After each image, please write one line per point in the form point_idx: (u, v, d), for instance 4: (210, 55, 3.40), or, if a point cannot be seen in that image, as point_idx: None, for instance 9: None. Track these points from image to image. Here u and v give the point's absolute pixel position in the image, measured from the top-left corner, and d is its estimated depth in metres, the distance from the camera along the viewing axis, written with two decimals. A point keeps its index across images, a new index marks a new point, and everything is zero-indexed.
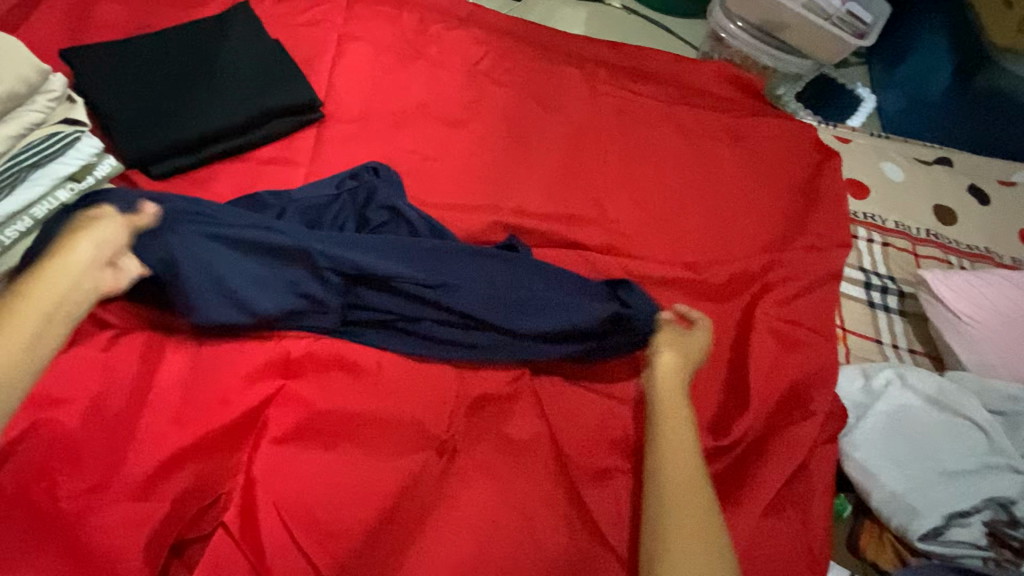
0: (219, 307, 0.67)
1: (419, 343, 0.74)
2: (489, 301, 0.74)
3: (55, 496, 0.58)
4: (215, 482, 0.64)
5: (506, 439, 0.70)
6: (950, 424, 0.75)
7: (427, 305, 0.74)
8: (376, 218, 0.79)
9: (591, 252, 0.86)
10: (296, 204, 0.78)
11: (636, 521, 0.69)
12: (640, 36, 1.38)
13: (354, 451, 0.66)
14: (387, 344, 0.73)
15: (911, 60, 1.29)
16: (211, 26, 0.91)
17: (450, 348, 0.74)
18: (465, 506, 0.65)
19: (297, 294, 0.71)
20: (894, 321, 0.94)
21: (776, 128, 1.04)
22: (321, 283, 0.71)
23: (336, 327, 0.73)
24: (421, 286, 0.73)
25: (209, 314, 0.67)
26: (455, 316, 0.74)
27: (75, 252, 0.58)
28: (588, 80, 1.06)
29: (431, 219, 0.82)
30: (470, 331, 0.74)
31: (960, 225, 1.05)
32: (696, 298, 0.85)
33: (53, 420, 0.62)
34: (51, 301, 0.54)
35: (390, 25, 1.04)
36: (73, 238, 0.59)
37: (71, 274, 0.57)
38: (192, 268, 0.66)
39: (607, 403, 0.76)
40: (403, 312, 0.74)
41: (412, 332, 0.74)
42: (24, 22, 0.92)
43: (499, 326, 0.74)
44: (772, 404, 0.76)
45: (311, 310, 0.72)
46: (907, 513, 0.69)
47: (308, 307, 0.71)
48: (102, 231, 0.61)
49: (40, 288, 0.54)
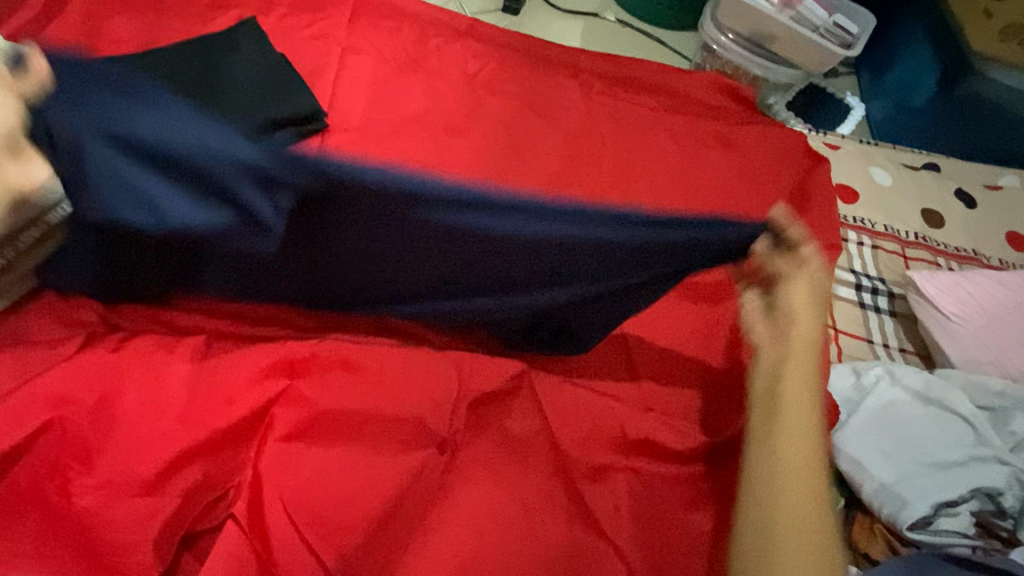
0: (131, 209, 0.61)
1: (418, 306, 0.77)
2: (505, 273, 0.73)
3: (68, 493, 0.61)
4: (221, 478, 0.66)
5: (507, 435, 0.72)
6: (938, 418, 0.77)
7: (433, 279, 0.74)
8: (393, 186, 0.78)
9: None
10: None
11: (633, 515, 0.70)
12: (634, 48, 1.42)
13: (358, 448, 0.68)
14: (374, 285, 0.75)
15: (897, 69, 1.32)
16: (218, 41, 0.94)
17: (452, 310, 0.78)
18: (468, 501, 0.67)
19: (287, 267, 0.71)
20: (884, 321, 0.96)
21: (766, 135, 1.07)
22: (264, 200, 0.61)
23: (324, 296, 0.76)
24: (436, 248, 0.70)
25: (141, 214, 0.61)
26: (463, 289, 0.75)
27: None
28: (582, 90, 1.09)
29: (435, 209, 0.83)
30: (471, 304, 0.76)
31: (948, 228, 1.08)
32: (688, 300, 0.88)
33: (65, 419, 0.64)
34: None
35: (391, 39, 1.08)
36: None
37: None
38: (100, 164, 0.59)
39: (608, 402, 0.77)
40: (390, 263, 0.72)
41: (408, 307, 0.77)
42: (36, 38, 0.95)
43: (509, 300, 0.76)
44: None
45: (301, 282, 0.74)
46: (896, 504, 0.70)
47: (298, 285, 0.74)
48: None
49: None
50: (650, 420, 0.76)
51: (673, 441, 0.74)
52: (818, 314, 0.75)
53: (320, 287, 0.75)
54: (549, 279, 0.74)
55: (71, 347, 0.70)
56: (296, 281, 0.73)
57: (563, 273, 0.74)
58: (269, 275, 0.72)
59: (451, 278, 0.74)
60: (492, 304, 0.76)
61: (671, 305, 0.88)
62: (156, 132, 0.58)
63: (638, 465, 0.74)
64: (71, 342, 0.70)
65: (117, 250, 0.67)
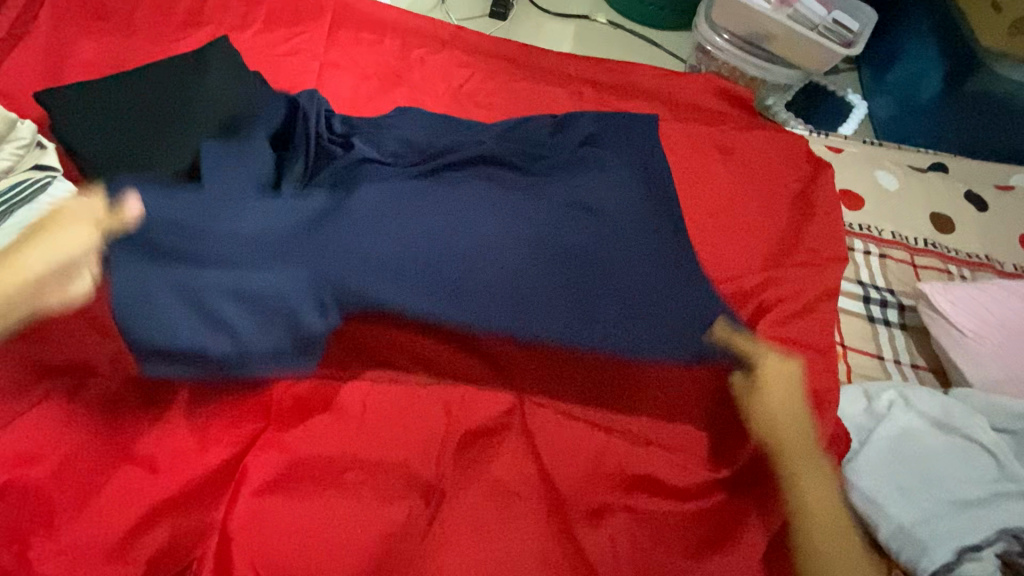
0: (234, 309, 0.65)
1: (437, 246, 0.69)
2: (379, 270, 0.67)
3: (29, 559, 0.58)
4: (187, 545, 0.61)
5: (495, 481, 0.67)
6: (954, 446, 0.73)
7: (483, 181, 0.79)
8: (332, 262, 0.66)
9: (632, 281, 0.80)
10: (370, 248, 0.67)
11: (633, 560, 0.65)
12: (627, 50, 1.37)
13: (337, 499, 0.64)
14: (367, 283, 0.66)
15: (900, 66, 1.29)
16: (186, 62, 0.87)
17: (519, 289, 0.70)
18: (457, 560, 0.62)
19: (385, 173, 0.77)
20: (894, 334, 0.92)
21: (765, 137, 1.02)
22: (366, 278, 0.66)
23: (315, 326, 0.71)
24: (444, 277, 0.68)
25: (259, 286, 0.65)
26: (521, 293, 0.70)
27: (21, 267, 0.59)
28: (574, 98, 1.05)
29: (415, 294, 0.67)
30: (541, 251, 0.72)
31: (959, 233, 1.03)
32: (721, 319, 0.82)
33: (28, 478, 0.62)
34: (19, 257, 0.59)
35: (371, 52, 1.03)
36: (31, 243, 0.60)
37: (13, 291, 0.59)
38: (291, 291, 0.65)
39: (603, 433, 0.72)
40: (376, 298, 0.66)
41: (426, 245, 0.68)
42: (7, 53, 0.92)
43: (540, 230, 0.73)
44: (731, 479, 0.72)
45: (362, 221, 0.68)
46: (914, 549, 0.65)
47: (387, 198, 0.71)
48: (56, 247, 0.61)
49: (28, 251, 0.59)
50: (653, 457, 0.71)
51: (673, 479, 0.71)
52: (789, 378, 0.72)
53: (400, 220, 0.69)
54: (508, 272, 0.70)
55: (32, 399, 0.66)
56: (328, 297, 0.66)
57: (613, 299, 0.72)
58: (306, 240, 0.67)
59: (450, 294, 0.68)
60: (573, 165, 0.85)
61: None
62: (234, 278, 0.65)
63: (638, 504, 0.69)
64: (32, 395, 0.67)
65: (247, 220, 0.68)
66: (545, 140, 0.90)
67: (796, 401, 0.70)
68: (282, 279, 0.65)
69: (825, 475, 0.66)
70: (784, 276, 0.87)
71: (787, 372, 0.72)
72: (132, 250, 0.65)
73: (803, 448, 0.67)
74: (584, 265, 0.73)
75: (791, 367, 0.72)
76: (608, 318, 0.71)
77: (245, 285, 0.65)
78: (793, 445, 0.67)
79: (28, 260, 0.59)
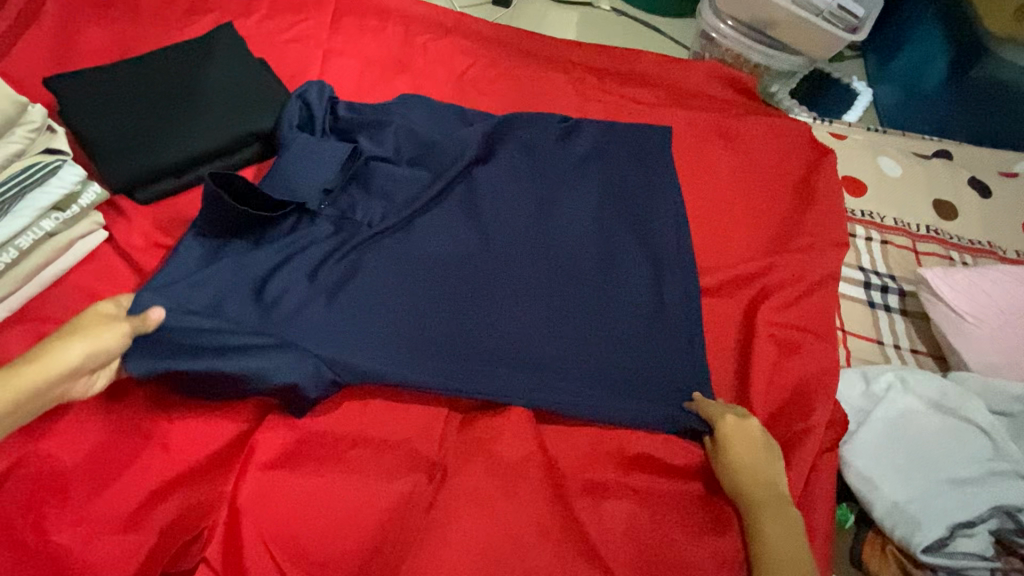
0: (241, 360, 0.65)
1: (440, 324, 0.72)
2: (382, 337, 0.70)
3: (43, 530, 0.60)
4: (196, 517, 0.63)
5: (497, 460, 0.67)
6: (951, 428, 0.74)
7: (475, 221, 0.81)
8: (338, 330, 0.69)
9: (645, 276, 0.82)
10: (372, 314, 0.71)
11: (631, 539, 0.66)
12: (631, 38, 1.37)
13: (341, 475, 0.66)
14: (370, 350, 0.69)
15: (905, 53, 1.28)
16: (192, 48, 0.88)
17: (517, 342, 0.73)
18: (454, 541, 0.61)
19: (394, 172, 0.83)
20: (894, 320, 0.92)
21: (767, 124, 1.02)
22: (365, 360, 0.68)
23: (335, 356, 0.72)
24: (439, 346, 0.71)
25: (255, 361, 0.65)
26: (520, 360, 0.72)
27: (61, 362, 0.57)
28: (577, 84, 1.05)
29: (416, 358, 0.70)
30: (538, 306, 0.76)
31: (961, 220, 1.03)
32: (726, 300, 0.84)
33: (43, 451, 0.63)
34: (48, 363, 0.56)
35: (375, 38, 1.04)
36: (66, 341, 0.58)
37: (39, 390, 0.56)
38: (295, 361, 0.66)
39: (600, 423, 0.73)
40: (374, 371, 0.68)
41: (428, 325, 0.72)
42: (17, 41, 0.93)
43: (537, 297, 0.76)
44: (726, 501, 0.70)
45: (364, 293, 0.73)
46: (909, 526, 0.67)
47: (392, 272, 0.75)
48: (100, 343, 0.60)
49: (58, 353, 0.57)
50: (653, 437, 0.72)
51: (672, 458, 0.72)
52: (754, 436, 0.69)
53: (400, 294, 0.73)
54: (501, 334, 0.73)
55: None
56: (329, 370, 0.67)
57: (606, 352, 0.75)
58: (317, 315, 0.69)
59: (448, 357, 0.71)
60: (568, 182, 0.87)
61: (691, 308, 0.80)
62: (227, 355, 0.65)
63: (638, 482, 0.71)
64: None
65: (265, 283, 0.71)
66: (549, 147, 0.89)
67: (760, 453, 0.68)
68: (299, 365, 0.65)
69: (795, 530, 0.64)
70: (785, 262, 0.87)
71: (754, 428, 0.70)
72: (147, 358, 0.64)
73: (773, 509, 0.65)
74: (574, 317, 0.76)
75: (750, 427, 0.69)
76: (602, 365, 0.74)
77: (242, 360, 0.65)
78: (761, 502, 0.65)
79: (63, 361, 0.57)
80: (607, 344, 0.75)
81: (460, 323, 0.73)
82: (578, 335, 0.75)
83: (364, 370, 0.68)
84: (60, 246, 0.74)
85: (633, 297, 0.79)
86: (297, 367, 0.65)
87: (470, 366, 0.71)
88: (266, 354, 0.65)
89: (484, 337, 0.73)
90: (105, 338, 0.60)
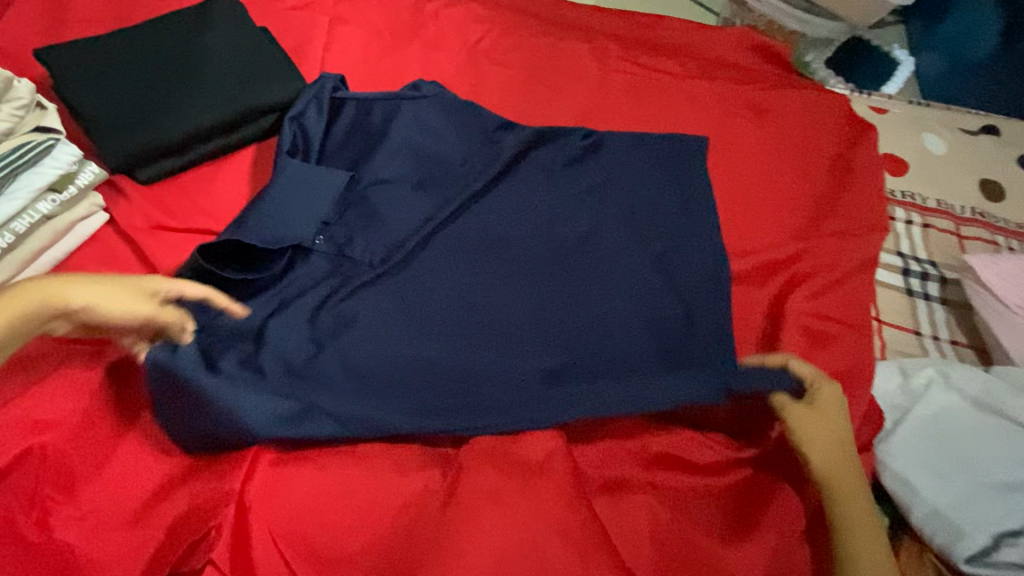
0: (248, 421, 0.61)
1: (449, 372, 0.69)
2: (394, 386, 0.67)
3: (47, 527, 0.58)
4: (202, 517, 0.61)
5: (517, 460, 0.64)
6: (996, 428, 0.70)
7: (485, 247, 0.78)
8: (342, 384, 0.67)
9: (671, 265, 0.78)
10: (381, 363, 0.68)
11: (654, 543, 0.63)
12: (654, 4, 1.29)
13: (354, 470, 0.63)
14: (380, 403, 0.66)
15: (952, 18, 1.19)
16: (193, 16, 0.83)
17: (527, 383, 0.70)
18: (470, 547, 0.58)
19: (399, 200, 0.79)
20: (934, 309, 0.87)
21: (803, 98, 0.96)
22: (380, 413, 0.64)
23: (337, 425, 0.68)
24: (453, 398, 0.67)
25: (255, 424, 0.61)
26: (531, 409, 0.68)
27: (78, 299, 0.57)
28: (598, 55, 0.98)
29: (431, 407, 0.66)
30: (548, 344, 0.72)
31: (1009, 202, 0.96)
32: (754, 289, 0.80)
33: (44, 445, 0.61)
34: (71, 291, 0.57)
35: (383, 4, 0.98)
36: (103, 283, 0.58)
37: (43, 307, 0.55)
38: (310, 423, 0.63)
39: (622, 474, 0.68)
40: (388, 424, 0.64)
41: (442, 376, 0.69)
42: (7, 8, 0.88)
43: (548, 338, 0.72)
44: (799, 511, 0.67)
45: (370, 340, 0.69)
46: (950, 533, 0.63)
47: (397, 314, 0.71)
48: (125, 304, 0.58)
49: (90, 289, 0.57)
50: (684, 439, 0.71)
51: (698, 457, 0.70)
52: (841, 410, 0.68)
53: (407, 340, 0.70)
54: (507, 377, 0.70)
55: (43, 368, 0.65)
56: (350, 425, 0.63)
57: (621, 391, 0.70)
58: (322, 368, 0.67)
59: (466, 409, 0.67)
60: (585, 193, 0.82)
61: (717, 300, 0.76)
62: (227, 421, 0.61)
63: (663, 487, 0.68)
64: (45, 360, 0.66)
65: (265, 340, 0.68)
66: (566, 161, 0.85)
67: (846, 432, 0.67)
68: (312, 422, 0.63)
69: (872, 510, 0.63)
70: (818, 250, 0.82)
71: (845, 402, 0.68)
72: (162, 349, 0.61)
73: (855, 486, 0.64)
74: (581, 368, 0.71)
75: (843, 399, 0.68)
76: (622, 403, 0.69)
77: (244, 426, 0.61)
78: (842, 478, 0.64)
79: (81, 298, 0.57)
80: (622, 372, 0.71)
81: (473, 368, 0.70)
82: (594, 367, 0.72)
83: (380, 424, 0.64)
84: (59, 230, 0.70)
85: (654, 313, 0.75)
86: (308, 427, 0.63)
87: (494, 415, 0.67)
88: (272, 416, 0.62)
89: (496, 379, 0.70)
90: (127, 318, 0.59)
